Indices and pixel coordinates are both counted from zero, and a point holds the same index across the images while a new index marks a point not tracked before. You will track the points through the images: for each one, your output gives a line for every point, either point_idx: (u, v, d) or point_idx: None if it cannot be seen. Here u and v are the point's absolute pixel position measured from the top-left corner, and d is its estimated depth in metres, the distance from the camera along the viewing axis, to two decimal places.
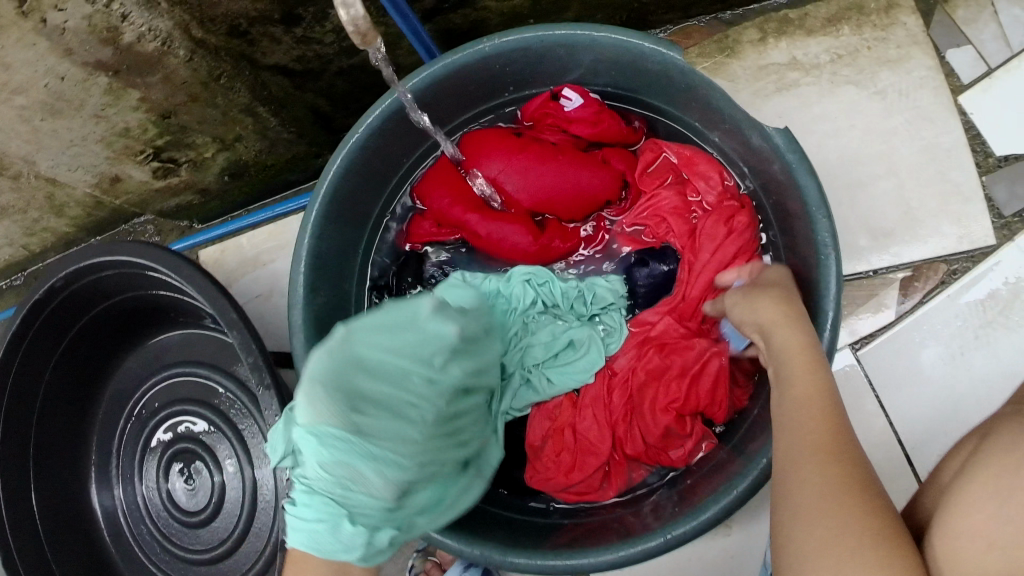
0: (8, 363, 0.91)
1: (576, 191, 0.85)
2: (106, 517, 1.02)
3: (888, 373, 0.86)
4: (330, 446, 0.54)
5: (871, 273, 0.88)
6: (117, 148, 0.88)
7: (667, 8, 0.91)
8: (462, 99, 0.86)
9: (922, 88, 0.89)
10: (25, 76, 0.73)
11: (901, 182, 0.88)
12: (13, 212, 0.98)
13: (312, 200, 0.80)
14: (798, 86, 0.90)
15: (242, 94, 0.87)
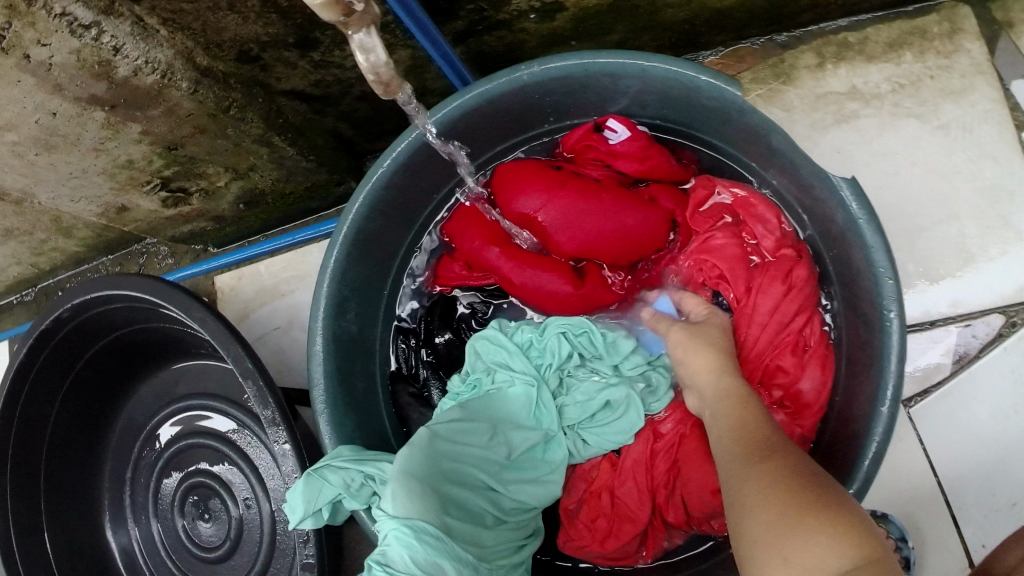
0: (15, 395, 0.88)
1: (621, 234, 0.78)
2: (122, 554, 1.00)
3: (942, 431, 0.80)
4: (422, 539, 0.55)
5: (927, 324, 0.81)
6: (121, 179, 0.82)
7: (719, 29, 0.83)
8: (497, 130, 0.79)
9: (986, 122, 0.81)
10: (13, 113, 0.68)
11: (962, 227, 0.80)
12: (19, 233, 0.94)
13: (332, 241, 0.74)
14: (857, 117, 0.82)
15: (256, 125, 0.79)
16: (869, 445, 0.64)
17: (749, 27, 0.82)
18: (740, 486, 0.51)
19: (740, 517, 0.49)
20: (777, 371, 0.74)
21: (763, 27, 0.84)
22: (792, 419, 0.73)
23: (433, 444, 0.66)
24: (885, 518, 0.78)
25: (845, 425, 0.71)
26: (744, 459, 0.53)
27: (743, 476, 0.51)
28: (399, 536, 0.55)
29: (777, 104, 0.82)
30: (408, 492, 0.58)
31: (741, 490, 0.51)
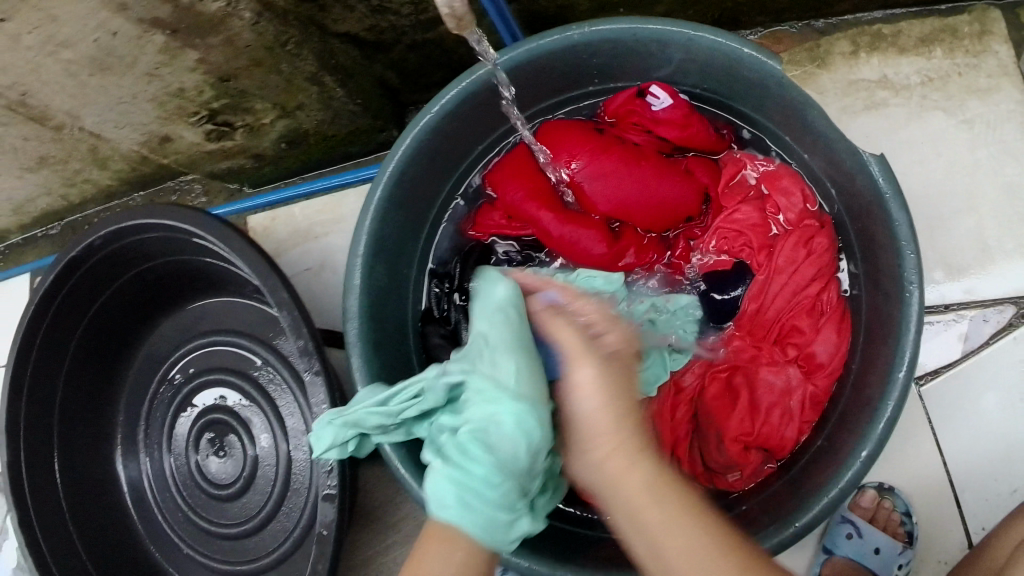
0: (35, 325, 0.88)
1: (654, 201, 0.80)
2: (131, 486, 1.01)
3: (948, 412, 0.83)
4: (539, 426, 0.57)
5: (941, 308, 0.83)
6: (169, 109, 0.83)
7: (761, 10, 0.87)
8: (542, 86, 0.81)
9: (1010, 121, 0.85)
10: (73, 30, 0.68)
11: (981, 219, 0.84)
12: (54, 161, 0.93)
13: (375, 182, 0.76)
14: (886, 105, 0.86)
15: (308, 62, 0.81)
16: (883, 410, 0.67)
17: (791, 10, 0.86)
18: (666, 539, 0.48)
19: (673, 572, 0.48)
20: (794, 331, 0.78)
21: (801, 13, 0.87)
22: (806, 379, 0.77)
23: (523, 320, 0.63)
24: (892, 492, 0.82)
25: (859, 391, 0.74)
26: (671, 504, 0.49)
27: (668, 531, 0.48)
28: (516, 424, 0.56)
29: (812, 86, 0.88)
30: (524, 373, 0.59)
31: (668, 548, 0.48)
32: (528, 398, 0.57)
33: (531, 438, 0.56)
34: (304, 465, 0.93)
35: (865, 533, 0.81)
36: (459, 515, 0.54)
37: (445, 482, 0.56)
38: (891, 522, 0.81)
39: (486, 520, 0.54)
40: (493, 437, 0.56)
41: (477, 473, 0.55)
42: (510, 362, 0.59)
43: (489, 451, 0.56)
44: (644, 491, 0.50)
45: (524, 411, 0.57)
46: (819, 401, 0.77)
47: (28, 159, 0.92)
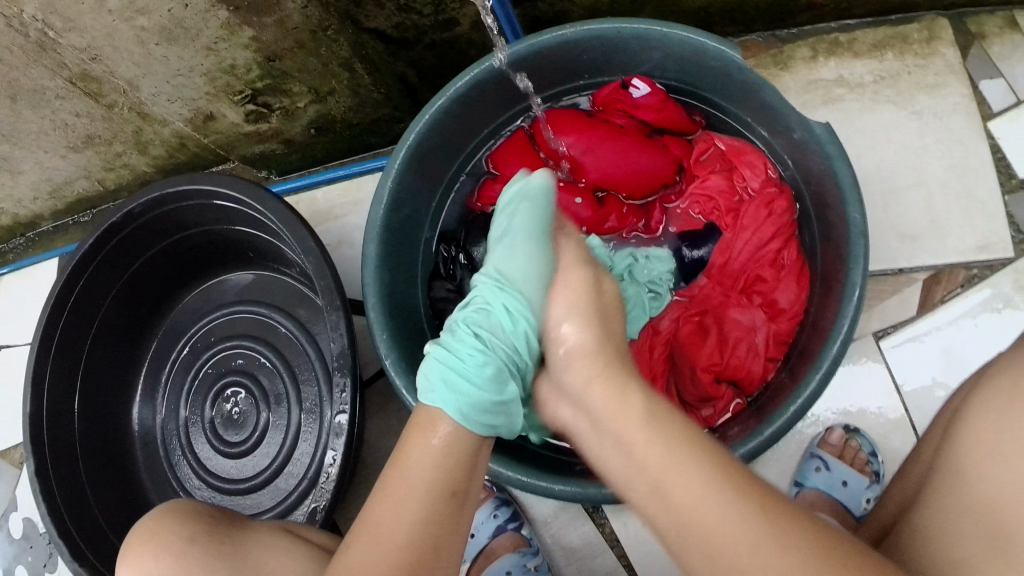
0: (74, 281, 0.96)
1: (637, 171, 0.93)
2: (143, 439, 1.09)
3: (904, 361, 1.00)
4: (508, 301, 0.67)
5: (897, 271, 1.04)
6: (217, 85, 0.97)
7: (730, 21, 1.08)
8: (539, 79, 0.94)
9: (956, 112, 1.07)
10: None
11: (929, 195, 1.06)
12: (99, 142, 1.06)
13: (398, 149, 0.87)
14: (842, 100, 1.09)
15: (343, 47, 0.94)
16: (838, 331, 0.79)
17: (758, 21, 1.07)
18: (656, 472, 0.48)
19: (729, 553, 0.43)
20: (758, 281, 0.91)
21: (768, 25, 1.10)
22: (771, 322, 0.89)
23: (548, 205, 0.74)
24: (858, 433, 0.97)
25: (816, 328, 0.86)
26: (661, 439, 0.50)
27: (660, 463, 0.48)
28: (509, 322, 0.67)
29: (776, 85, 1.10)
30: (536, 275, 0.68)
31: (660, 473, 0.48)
32: (522, 290, 0.67)
33: (515, 325, 0.67)
34: (314, 421, 0.99)
35: (835, 467, 0.95)
36: (439, 392, 0.61)
37: (435, 364, 0.65)
38: (859, 459, 0.96)
39: (467, 403, 0.60)
40: (485, 330, 0.67)
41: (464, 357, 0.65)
42: (521, 249, 0.69)
43: (477, 339, 0.66)
44: (642, 429, 0.51)
45: (524, 313, 0.66)
46: (782, 339, 0.89)
47: (77, 138, 1.04)
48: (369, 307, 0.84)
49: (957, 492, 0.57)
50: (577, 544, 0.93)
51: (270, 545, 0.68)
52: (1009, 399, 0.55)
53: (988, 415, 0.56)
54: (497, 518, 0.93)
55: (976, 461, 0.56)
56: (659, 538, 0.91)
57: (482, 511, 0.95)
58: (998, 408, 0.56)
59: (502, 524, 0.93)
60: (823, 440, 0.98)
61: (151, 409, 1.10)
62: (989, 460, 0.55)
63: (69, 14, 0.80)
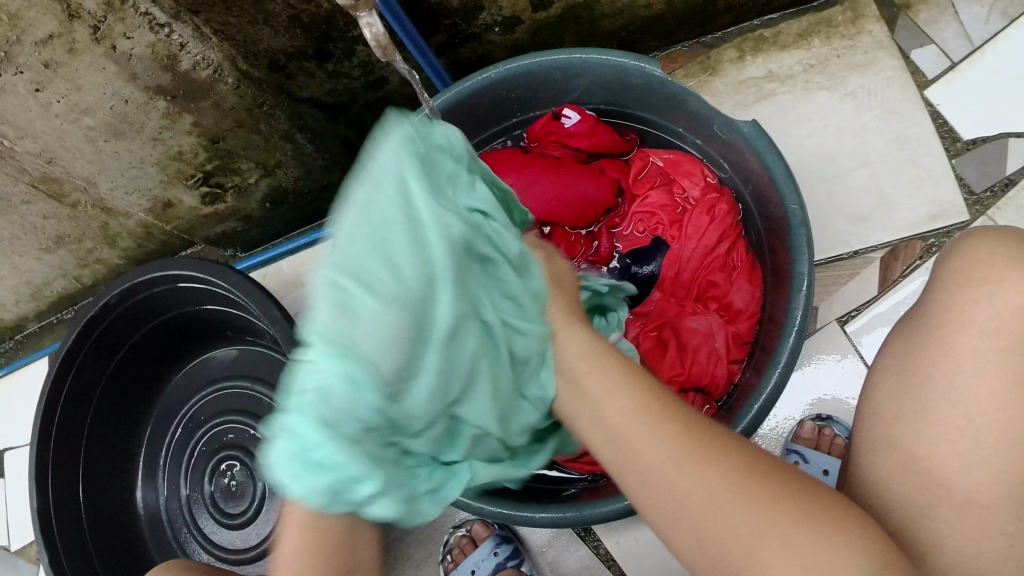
0: (62, 376, 0.99)
1: (577, 199, 0.95)
2: (149, 517, 1.12)
3: (871, 341, 1.02)
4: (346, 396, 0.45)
5: (853, 254, 1.06)
6: (170, 172, 1.00)
7: (654, 36, 1.11)
8: (471, 122, 0.96)
9: (890, 86, 1.09)
10: (94, 97, 0.84)
11: (874, 172, 1.08)
12: (69, 241, 1.10)
13: None
14: (775, 95, 1.11)
15: (282, 119, 1.00)
16: (791, 322, 0.81)
17: (680, 31, 1.10)
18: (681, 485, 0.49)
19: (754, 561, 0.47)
20: (712, 285, 0.94)
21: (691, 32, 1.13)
22: (729, 324, 0.93)
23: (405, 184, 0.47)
24: (831, 421, 1.01)
25: (773, 324, 0.88)
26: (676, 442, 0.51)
27: (687, 477, 0.49)
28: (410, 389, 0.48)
29: (708, 91, 1.13)
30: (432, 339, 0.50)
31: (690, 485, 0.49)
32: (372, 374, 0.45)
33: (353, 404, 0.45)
34: None
35: (813, 458, 0.98)
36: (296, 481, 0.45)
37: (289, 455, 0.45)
38: (835, 445, 0.99)
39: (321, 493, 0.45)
40: (324, 404, 0.44)
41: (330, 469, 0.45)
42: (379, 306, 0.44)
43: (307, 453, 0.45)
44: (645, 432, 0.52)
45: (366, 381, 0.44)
46: (742, 339, 0.92)
47: (48, 240, 1.08)
48: None
49: (876, 462, 0.62)
50: (575, 569, 0.95)
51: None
52: (904, 368, 0.63)
53: (888, 384, 0.63)
54: (497, 556, 0.96)
55: (895, 429, 0.61)
56: (653, 551, 0.94)
57: (482, 548, 0.97)
58: (894, 379, 0.63)
59: (503, 561, 0.96)
60: (797, 435, 1.02)
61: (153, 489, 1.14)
62: (894, 424, 0.61)
63: (20, 122, 0.84)
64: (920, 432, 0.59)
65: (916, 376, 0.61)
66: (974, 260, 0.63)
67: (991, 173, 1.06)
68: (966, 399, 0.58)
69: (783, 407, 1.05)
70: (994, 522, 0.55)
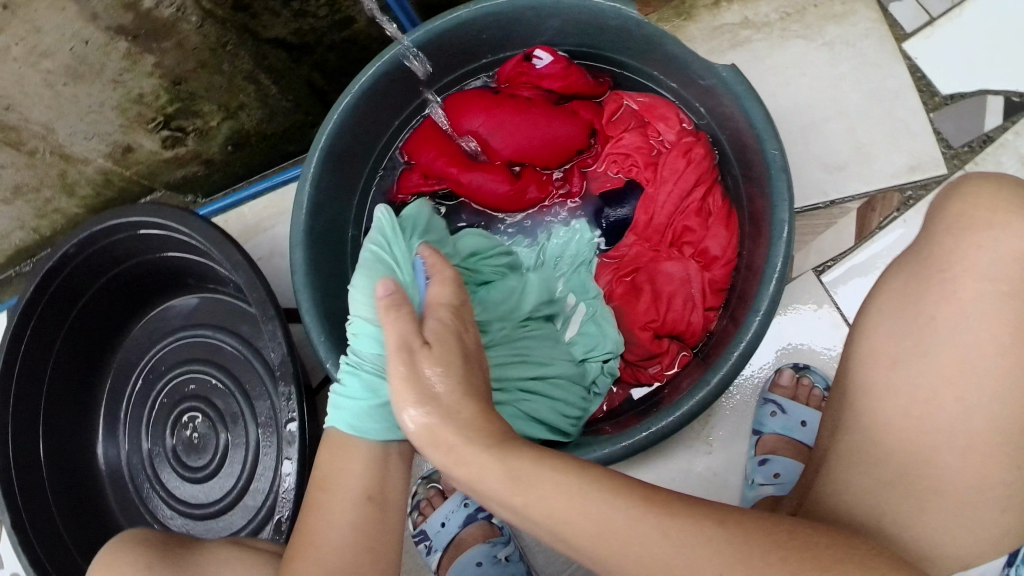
0: (21, 332, 0.96)
1: (550, 140, 0.93)
2: (110, 470, 1.09)
3: (847, 291, 1.01)
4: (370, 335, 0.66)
5: (828, 204, 1.04)
6: (130, 115, 0.97)
7: None
8: (441, 63, 0.93)
9: (867, 38, 1.07)
10: (52, 39, 0.80)
11: (851, 123, 1.06)
12: (27, 191, 1.06)
13: (311, 152, 0.86)
14: (751, 42, 1.09)
15: (245, 61, 0.95)
16: (772, 269, 0.79)
17: None
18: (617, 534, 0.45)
19: None
20: (687, 232, 0.92)
21: None
22: (705, 270, 0.90)
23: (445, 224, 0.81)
24: (809, 370, 1.00)
25: (750, 272, 0.87)
26: (600, 503, 0.46)
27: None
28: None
29: (682, 36, 1.11)
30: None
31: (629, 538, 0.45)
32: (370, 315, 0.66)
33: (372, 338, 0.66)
34: (271, 434, 1.00)
35: (791, 410, 0.97)
36: (333, 418, 0.65)
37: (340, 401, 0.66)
38: (812, 397, 0.99)
39: (351, 417, 0.64)
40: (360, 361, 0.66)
41: (379, 398, 0.64)
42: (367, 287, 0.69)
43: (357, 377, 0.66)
44: (544, 489, 0.47)
45: (370, 325, 0.66)
46: (718, 286, 0.90)
47: (6, 190, 1.04)
48: (303, 310, 0.84)
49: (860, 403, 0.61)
50: None
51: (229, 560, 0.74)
52: (902, 310, 0.61)
53: (883, 328, 0.62)
54: (467, 507, 0.94)
55: (881, 373, 0.60)
56: None
57: (451, 500, 0.95)
58: (890, 324, 0.61)
59: (473, 512, 0.94)
60: (774, 382, 1.00)
61: (115, 444, 1.11)
62: (894, 369, 0.59)
63: None
64: (920, 378, 0.58)
65: (918, 321, 0.60)
66: (976, 205, 0.61)
67: (970, 128, 1.04)
68: (969, 344, 0.57)
69: (759, 356, 1.03)
70: (994, 475, 0.55)
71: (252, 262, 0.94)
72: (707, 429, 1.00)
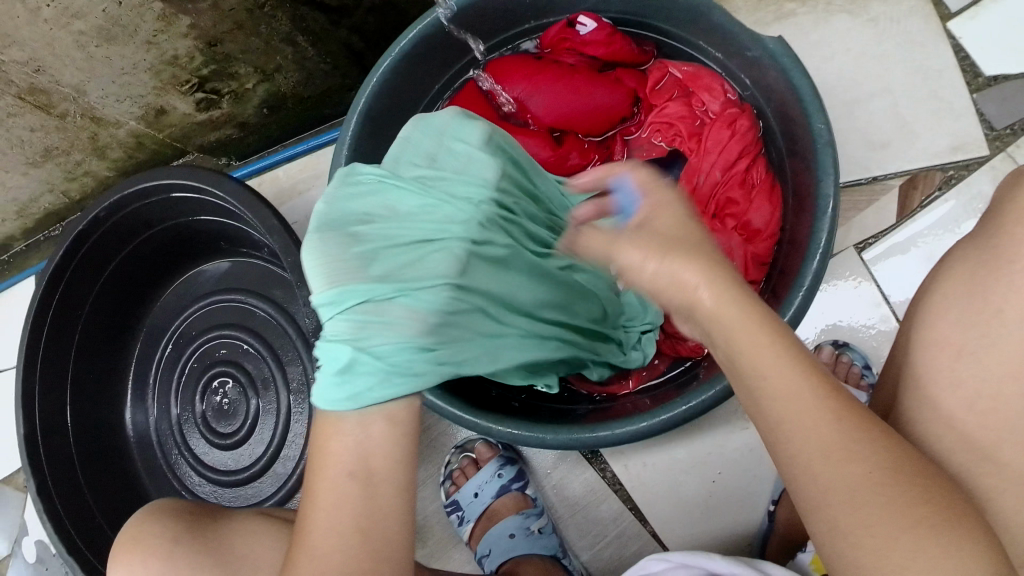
0: (50, 295, 0.95)
1: (594, 108, 0.92)
2: (138, 435, 1.09)
3: (888, 271, 0.99)
4: (328, 301, 0.53)
5: (874, 179, 1.02)
6: (164, 78, 0.96)
7: None
8: (485, 28, 0.92)
9: (911, 15, 1.05)
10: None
11: (895, 99, 1.04)
12: (57, 154, 1.05)
13: (350, 115, 0.85)
14: (794, 15, 1.07)
15: (282, 23, 0.93)
16: (817, 243, 0.77)
17: None
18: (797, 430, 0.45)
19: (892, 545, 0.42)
20: (730, 204, 0.90)
21: None
22: (747, 243, 0.89)
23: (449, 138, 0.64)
24: (848, 348, 0.99)
25: (793, 247, 0.85)
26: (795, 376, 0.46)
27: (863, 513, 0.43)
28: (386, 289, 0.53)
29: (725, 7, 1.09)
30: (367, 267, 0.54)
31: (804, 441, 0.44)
32: (323, 281, 0.53)
33: (329, 301, 0.53)
34: (303, 401, 1.00)
35: None
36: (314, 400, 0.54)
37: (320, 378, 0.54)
38: (852, 375, 0.98)
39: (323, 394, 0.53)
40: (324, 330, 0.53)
41: (335, 365, 0.52)
42: (319, 245, 0.54)
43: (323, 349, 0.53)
44: (768, 361, 0.46)
45: (320, 290, 0.53)
46: (760, 260, 0.89)
47: (36, 153, 1.03)
48: None
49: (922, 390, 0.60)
50: (579, 492, 0.94)
51: (258, 537, 0.73)
52: (971, 295, 0.60)
53: (948, 314, 0.60)
54: (502, 478, 0.93)
55: (945, 361, 0.59)
56: (660, 478, 0.92)
57: (485, 470, 0.94)
58: (958, 314, 0.60)
59: (507, 484, 0.94)
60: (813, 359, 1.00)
61: (143, 409, 1.11)
62: (960, 359, 0.59)
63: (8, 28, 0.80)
64: (989, 367, 0.58)
65: (987, 310, 0.59)
66: None
67: (1012, 110, 1.02)
68: None
69: (797, 333, 1.02)
70: None
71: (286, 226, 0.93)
72: None
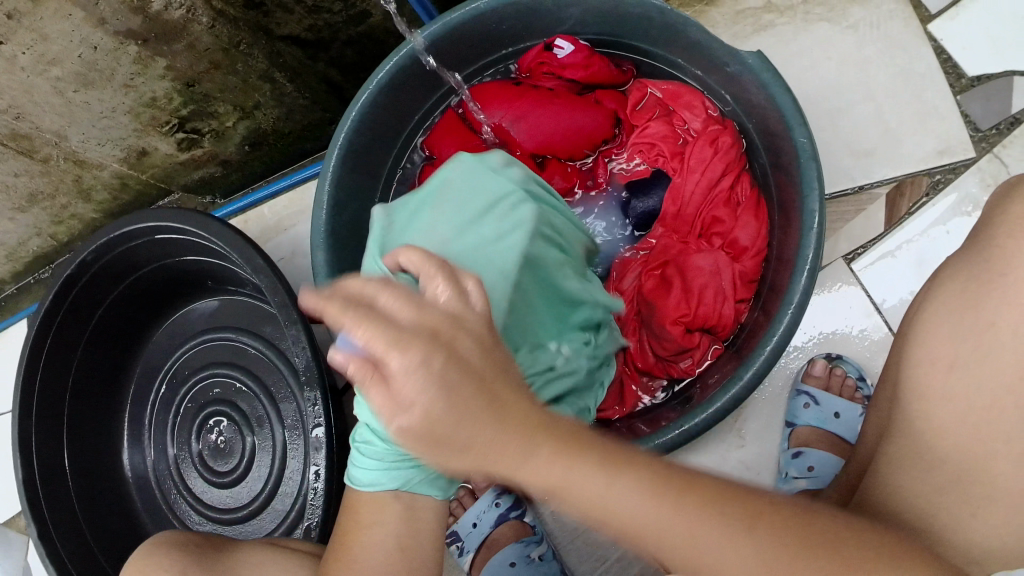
0: (41, 340, 0.95)
1: (574, 130, 0.92)
2: (137, 477, 1.09)
3: (879, 278, 0.99)
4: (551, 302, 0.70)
5: (857, 189, 1.02)
6: (144, 120, 0.96)
7: None
8: (461, 57, 0.92)
9: (892, 19, 1.04)
10: (60, 46, 0.79)
11: (879, 106, 1.03)
12: (42, 199, 1.05)
13: (330, 151, 0.84)
14: (774, 26, 1.07)
15: (260, 60, 0.93)
16: (804, 259, 0.76)
17: None
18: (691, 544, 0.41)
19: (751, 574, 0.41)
20: (715, 222, 0.90)
21: None
22: (735, 261, 0.88)
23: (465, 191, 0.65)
24: (841, 360, 0.98)
25: (781, 263, 0.84)
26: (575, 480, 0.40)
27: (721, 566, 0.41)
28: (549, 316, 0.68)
29: (704, 21, 1.09)
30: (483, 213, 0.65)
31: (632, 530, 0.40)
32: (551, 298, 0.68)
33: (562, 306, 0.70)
34: (298, 437, 1.00)
35: (824, 401, 0.96)
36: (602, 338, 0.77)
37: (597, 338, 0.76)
38: (847, 387, 0.97)
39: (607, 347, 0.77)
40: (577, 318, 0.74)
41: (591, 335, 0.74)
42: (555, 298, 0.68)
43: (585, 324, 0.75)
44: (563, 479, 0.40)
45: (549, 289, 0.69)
46: (749, 278, 0.88)
47: (20, 199, 1.03)
48: None
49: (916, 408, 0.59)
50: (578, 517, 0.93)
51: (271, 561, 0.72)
52: (958, 313, 0.59)
53: (939, 328, 0.59)
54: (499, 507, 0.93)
55: (935, 375, 0.58)
56: None
57: (482, 500, 0.95)
58: (948, 328, 0.59)
59: (505, 513, 0.94)
60: (807, 373, 0.99)
61: (141, 450, 1.11)
62: (950, 375, 0.57)
63: None
64: (987, 387, 0.56)
65: (977, 325, 0.58)
66: None
67: (998, 110, 1.01)
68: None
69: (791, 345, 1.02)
70: None
71: (273, 265, 0.92)
72: (740, 420, 0.99)
